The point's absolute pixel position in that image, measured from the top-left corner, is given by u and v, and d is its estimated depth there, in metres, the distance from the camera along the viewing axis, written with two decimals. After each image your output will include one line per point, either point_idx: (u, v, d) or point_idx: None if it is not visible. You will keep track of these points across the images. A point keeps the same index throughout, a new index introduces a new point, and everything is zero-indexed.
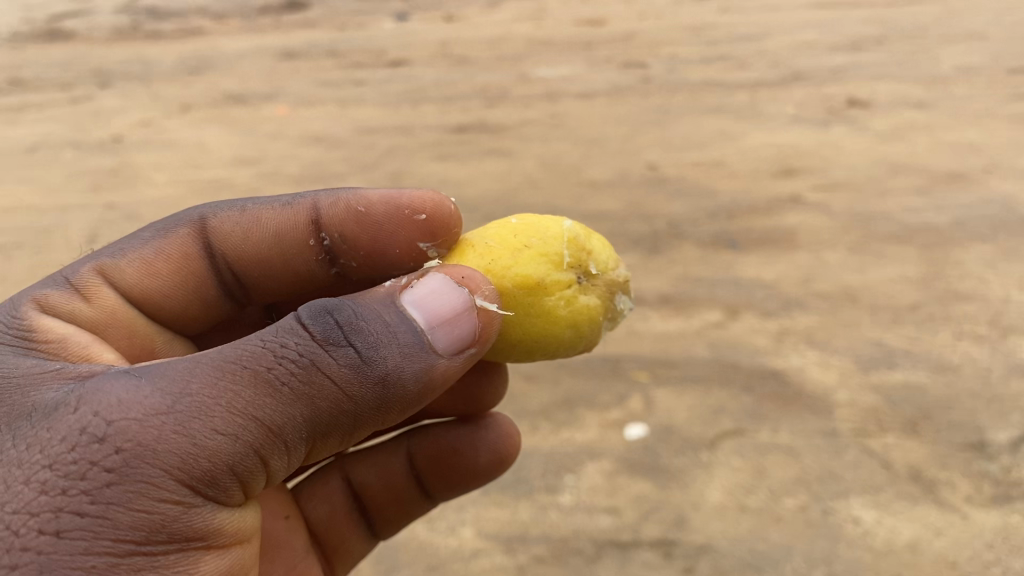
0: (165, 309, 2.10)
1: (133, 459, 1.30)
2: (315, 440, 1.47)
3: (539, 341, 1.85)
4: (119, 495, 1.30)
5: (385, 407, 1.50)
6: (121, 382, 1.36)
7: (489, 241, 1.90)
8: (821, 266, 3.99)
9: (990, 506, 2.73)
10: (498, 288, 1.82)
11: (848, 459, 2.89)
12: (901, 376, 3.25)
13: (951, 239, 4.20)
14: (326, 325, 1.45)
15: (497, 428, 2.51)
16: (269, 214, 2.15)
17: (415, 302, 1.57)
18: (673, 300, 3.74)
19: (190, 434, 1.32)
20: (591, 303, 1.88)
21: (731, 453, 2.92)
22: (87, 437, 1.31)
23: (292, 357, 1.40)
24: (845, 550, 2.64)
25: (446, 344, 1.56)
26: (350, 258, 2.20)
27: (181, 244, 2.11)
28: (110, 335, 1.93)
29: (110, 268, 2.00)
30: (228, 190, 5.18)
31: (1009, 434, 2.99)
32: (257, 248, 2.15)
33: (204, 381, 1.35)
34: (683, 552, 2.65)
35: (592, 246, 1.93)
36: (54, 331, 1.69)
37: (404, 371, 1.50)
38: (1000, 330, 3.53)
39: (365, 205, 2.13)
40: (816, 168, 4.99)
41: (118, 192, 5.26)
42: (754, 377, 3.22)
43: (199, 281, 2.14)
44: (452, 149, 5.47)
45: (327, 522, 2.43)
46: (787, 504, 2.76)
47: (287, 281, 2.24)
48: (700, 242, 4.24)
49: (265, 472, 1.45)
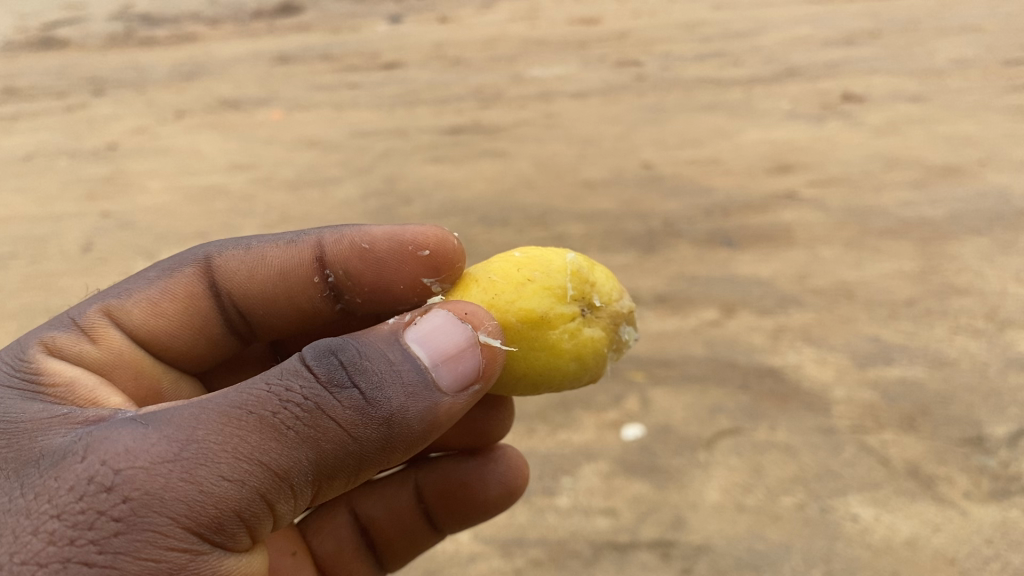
0: (171, 348, 2.06)
1: (141, 508, 1.26)
2: (322, 483, 1.44)
3: (541, 374, 1.83)
4: (127, 545, 1.25)
5: (391, 447, 1.46)
6: (128, 430, 1.33)
7: (492, 276, 1.89)
8: (818, 263, 3.99)
9: (990, 501, 2.71)
10: (501, 322, 1.80)
11: (846, 457, 2.87)
12: (898, 372, 3.24)
13: (947, 232, 4.19)
14: (330, 366, 1.42)
15: (505, 460, 2.49)
16: (274, 252, 2.12)
17: (419, 339, 1.54)
18: (669, 299, 3.74)
19: (197, 482, 1.29)
20: (595, 335, 1.87)
21: (728, 452, 2.90)
22: (95, 487, 1.27)
23: (297, 400, 1.37)
24: (844, 549, 2.60)
25: (450, 381, 1.54)
26: (354, 295, 2.17)
27: (187, 284, 2.07)
28: (119, 377, 1.89)
29: (117, 309, 1.95)
30: (223, 196, 5.16)
31: (1007, 428, 2.98)
32: (262, 286, 2.11)
33: (211, 427, 1.32)
34: (681, 553, 2.62)
35: (595, 277, 1.92)
36: (61, 373, 1.64)
37: (409, 411, 1.47)
38: (997, 323, 3.52)
39: (369, 241, 2.10)
40: (811, 164, 4.98)
41: (113, 200, 5.25)
42: (751, 376, 3.22)
43: (205, 320, 2.10)
44: (447, 151, 5.46)
45: (334, 557, 2.39)
46: (785, 503, 2.74)
47: (293, 318, 2.21)
48: (696, 240, 4.24)
49: (272, 517, 1.42)
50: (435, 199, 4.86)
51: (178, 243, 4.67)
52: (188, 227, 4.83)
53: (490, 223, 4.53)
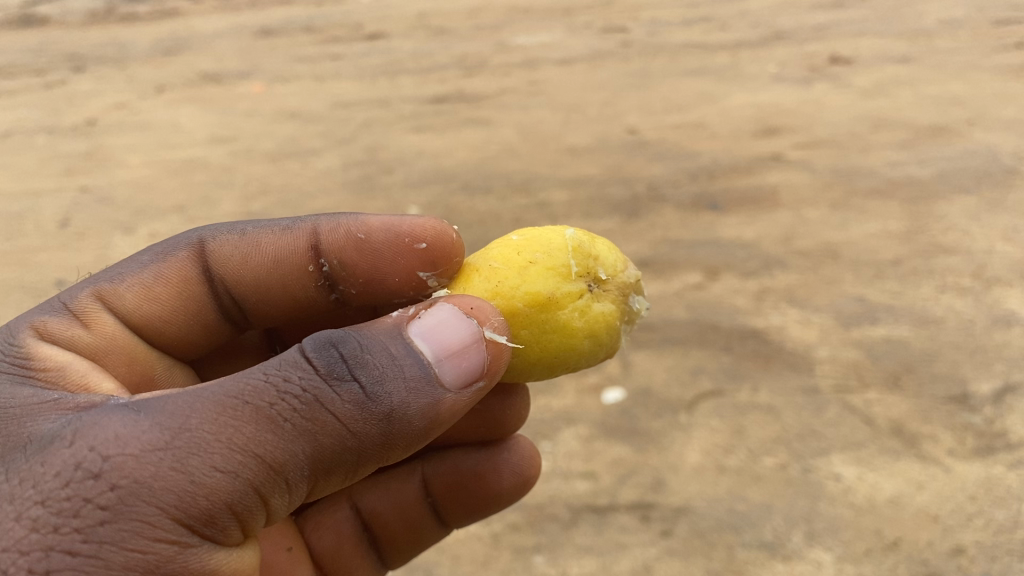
0: (164, 333, 1.90)
1: (129, 496, 1.14)
2: (318, 479, 1.30)
3: (556, 356, 1.67)
4: (113, 535, 1.13)
5: (390, 443, 1.33)
6: (119, 416, 1.21)
7: (492, 263, 1.72)
8: (803, 224, 3.94)
9: (974, 458, 2.66)
10: (508, 310, 1.64)
11: (829, 416, 2.82)
12: (883, 331, 3.20)
13: (934, 192, 4.14)
14: (330, 358, 1.29)
15: (519, 450, 2.30)
16: (268, 239, 1.93)
17: (423, 333, 1.41)
18: (652, 264, 3.70)
19: (188, 471, 1.17)
20: (606, 310, 1.71)
21: (709, 414, 2.86)
22: (81, 473, 1.15)
23: (296, 391, 1.24)
24: (826, 508, 2.53)
25: (454, 378, 1.41)
26: (349, 285, 1.99)
27: (181, 268, 1.90)
28: (111, 362, 1.74)
29: (110, 293, 1.80)
30: (202, 169, 5.09)
31: (992, 384, 2.94)
32: (254, 274, 1.93)
33: (205, 416, 1.20)
34: (661, 515, 2.54)
35: (597, 250, 1.75)
36: (52, 358, 1.52)
37: (409, 406, 1.33)
38: (983, 281, 3.47)
39: (366, 231, 1.92)
40: (798, 126, 4.91)
41: (91, 175, 5.18)
42: (733, 338, 3.18)
43: (198, 306, 1.93)
44: (429, 120, 5.38)
45: (332, 554, 2.17)
46: (766, 463, 2.68)
47: (286, 310, 2.03)
48: (680, 204, 4.18)
49: (265, 512, 1.29)
50: (417, 168, 4.79)
51: (156, 217, 4.59)
52: (166, 201, 4.76)
53: (471, 191, 4.47)
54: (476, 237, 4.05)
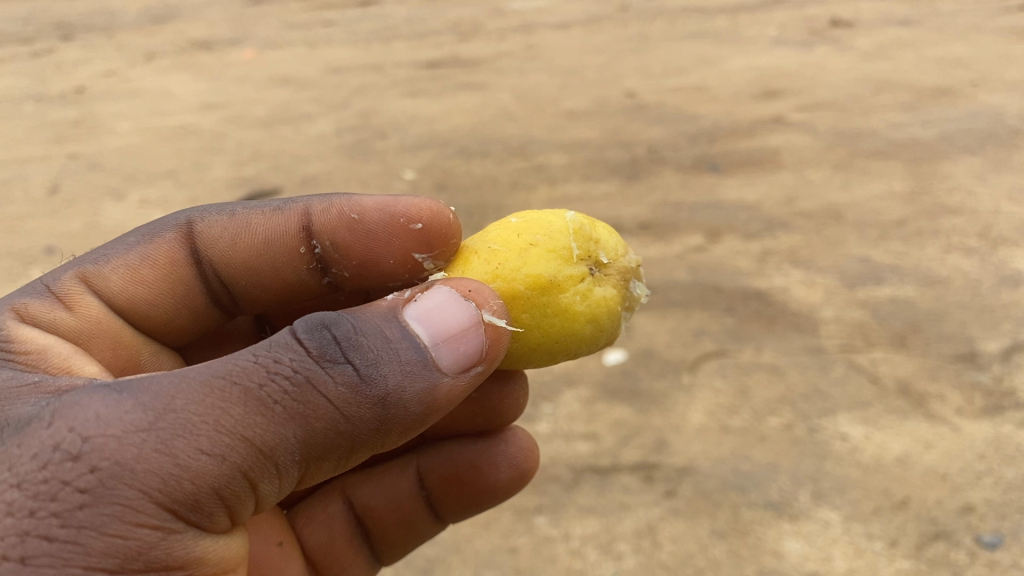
0: (150, 318, 1.76)
1: (110, 479, 1.05)
2: (309, 464, 1.21)
3: (558, 342, 1.52)
4: (93, 519, 1.04)
5: (384, 429, 1.23)
6: (100, 394, 1.11)
7: (491, 245, 1.59)
8: (806, 185, 3.88)
9: (982, 417, 2.60)
10: (508, 294, 1.51)
11: (835, 376, 2.77)
12: (889, 292, 3.14)
13: (938, 152, 4.07)
14: (322, 340, 1.19)
15: (515, 442, 2.09)
16: (259, 220, 1.79)
17: (419, 316, 1.30)
18: (653, 226, 3.63)
19: (172, 454, 1.07)
20: (609, 295, 1.56)
21: (712, 375, 2.80)
22: (60, 455, 1.06)
23: (286, 372, 1.15)
24: (833, 468, 2.47)
25: (451, 362, 1.29)
26: (342, 268, 1.84)
27: (168, 250, 1.77)
28: (94, 346, 1.63)
29: (94, 274, 1.68)
30: (193, 135, 5.00)
31: (1000, 343, 2.88)
32: (243, 256, 1.79)
33: (192, 397, 1.10)
34: (664, 475, 2.48)
35: (598, 233, 1.62)
36: (33, 341, 1.42)
37: (405, 391, 1.23)
38: (990, 241, 3.41)
39: (359, 211, 1.77)
40: (799, 88, 4.83)
41: (81, 142, 5.08)
42: (736, 300, 3.13)
43: (187, 290, 1.79)
44: (424, 85, 5.29)
45: (325, 551, 2.01)
46: (771, 423, 2.62)
47: (278, 295, 1.88)
48: (681, 166, 4.11)
49: (254, 498, 1.19)
50: (412, 133, 4.70)
51: (147, 183, 4.50)
52: (158, 166, 4.67)
53: (467, 155, 4.39)
54: (472, 200, 3.97)
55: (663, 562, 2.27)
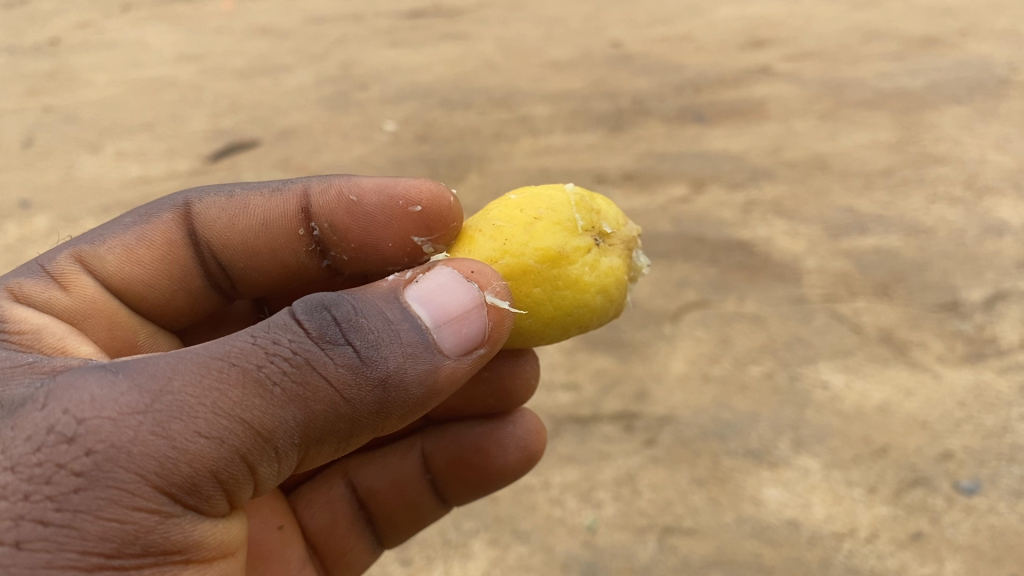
0: (147, 300, 1.66)
1: (106, 462, 1.00)
2: (310, 448, 1.15)
3: (570, 316, 1.45)
4: (88, 503, 0.99)
5: (385, 413, 1.17)
6: (97, 375, 1.05)
7: (495, 222, 1.49)
8: (791, 136, 3.84)
9: (963, 365, 2.60)
10: (517, 270, 1.42)
11: (817, 325, 2.75)
12: (873, 242, 3.12)
13: (925, 102, 4.03)
14: (322, 321, 1.13)
15: (524, 423, 2.00)
16: (257, 200, 1.68)
17: (420, 298, 1.22)
18: (636, 177, 3.59)
19: (169, 436, 1.02)
20: (615, 265, 1.50)
21: (694, 324, 2.79)
22: (54, 438, 1.00)
23: (284, 354, 1.09)
24: (813, 416, 2.47)
25: (453, 344, 1.22)
26: (340, 251, 1.71)
27: (165, 231, 1.66)
28: (90, 327, 1.54)
29: (89, 255, 1.59)
30: (171, 87, 4.90)
31: (983, 292, 2.87)
32: (240, 238, 1.68)
33: (189, 378, 1.04)
34: (644, 425, 2.47)
35: (599, 203, 1.54)
36: (28, 321, 1.35)
37: (405, 372, 1.16)
38: (975, 191, 3.39)
39: (358, 193, 1.66)
40: (786, 38, 4.77)
41: (55, 94, 4.96)
42: (720, 250, 3.11)
43: (185, 272, 1.69)
44: (406, 35, 5.20)
45: (326, 534, 1.92)
46: (752, 372, 2.61)
47: (277, 278, 1.76)
48: (665, 117, 4.06)
49: (253, 481, 1.13)
50: (393, 84, 4.63)
51: (125, 136, 4.41)
52: (135, 119, 4.58)
53: (449, 106, 4.33)
54: (455, 152, 3.92)
55: (642, 509, 2.26)
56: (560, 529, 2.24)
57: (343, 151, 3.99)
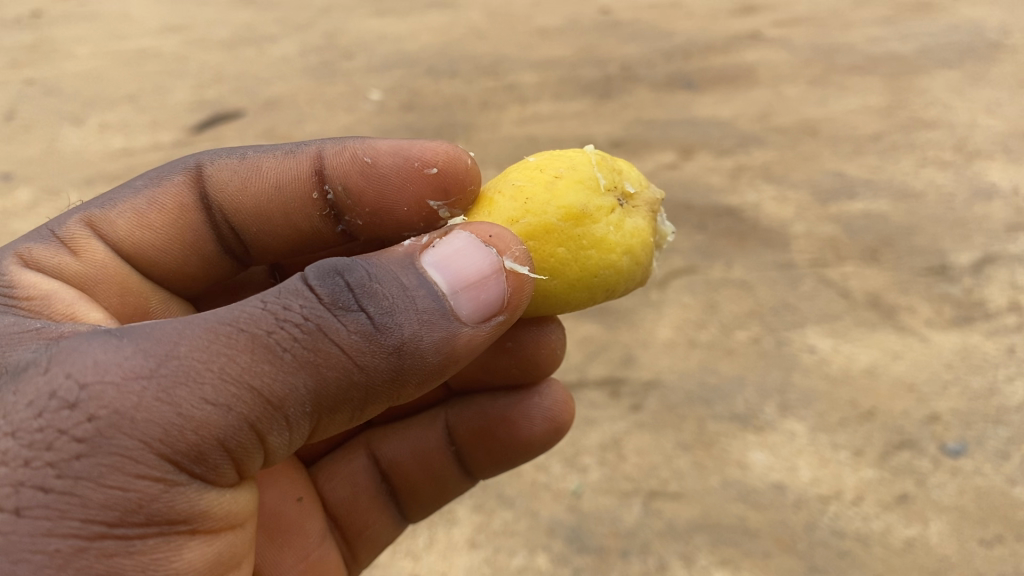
0: (159, 265, 1.59)
1: (108, 428, 0.96)
2: (322, 416, 1.10)
3: (597, 277, 1.36)
4: (90, 469, 0.96)
5: (399, 381, 1.11)
6: (100, 340, 1.01)
7: (514, 182, 1.41)
8: (781, 101, 3.80)
9: (951, 328, 2.58)
10: (540, 228, 1.34)
11: (804, 290, 2.74)
12: (861, 206, 3.10)
13: (916, 67, 3.99)
14: (334, 286, 1.08)
15: (552, 395, 1.88)
16: (270, 163, 1.59)
17: (436, 262, 1.16)
18: (624, 144, 3.55)
19: (174, 403, 0.98)
20: (640, 226, 1.42)
21: (681, 291, 2.77)
22: (57, 403, 0.97)
23: (295, 320, 1.04)
24: (800, 379, 2.46)
25: (470, 312, 1.15)
26: (355, 216, 1.62)
27: (177, 194, 1.59)
28: (100, 293, 1.47)
29: (100, 219, 1.52)
30: (155, 59, 4.84)
31: (972, 255, 2.85)
32: (253, 202, 1.60)
33: (195, 343, 1.00)
34: (630, 390, 2.46)
35: (618, 166, 1.48)
36: (36, 286, 1.29)
37: (422, 341, 1.11)
38: (965, 155, 3.36)
39: (373, 155, 1.57)
40: (777, 5, 4.72)
41: (37, 67, 4.89)
42: (708, 217, 3.08)
43: (199, 238, 1.61)
44: (393, 5, 5.14)
45: (348, 507, 1.87)
46: (739, 337, 2.60)
47: (292, 245, 1.68)
48: (654, 83, 4.01)
49: (264, 450, 1.09)
50: (380, 53, 4.57)
51: (107, 108, 4.36)
52: (118, 91, 4.52)
53: (436, 75, 4.28)
54: (441, 120, 3.88)
55: (628, 474, 2.25)
56: (545, 494, 2.23)
57: (328, 121, 3.96)
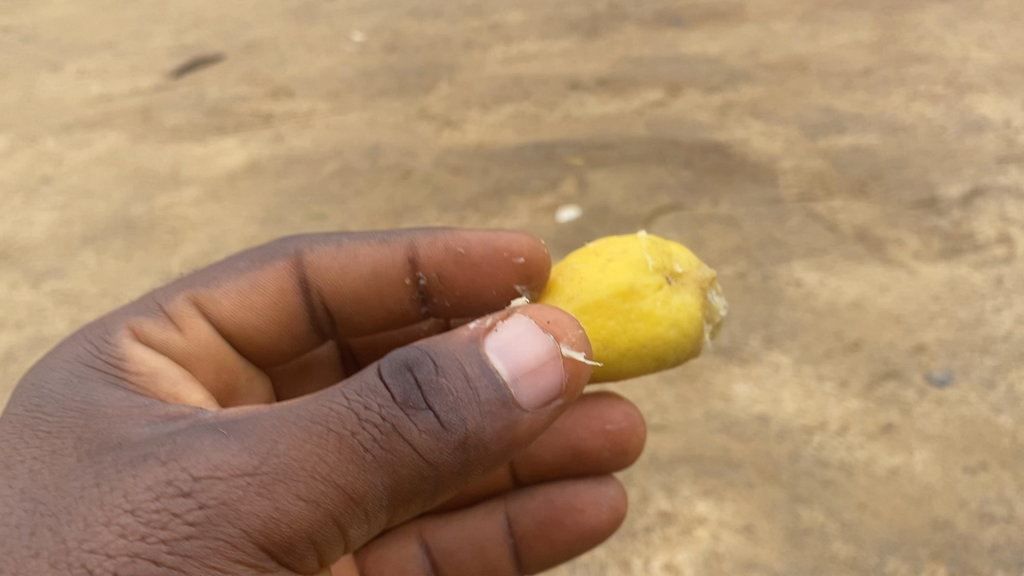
0: (250, 343, 1.50)
1: (215, 517, 0.91)
2: (398, 507, 1.03)
3: (644, 350, 1.32)
4: (197, 551, 0.90)
5: (466, 471, 1.02)
6: (210, 435, 0.96)
7: (571, 266, 1.41)
8: (769, 37, 3.73)
9: (939, 260, 2.55)
10: (586, 306, 1.32)
11: (792, 225, 2.70)
12: (851, 140, 3.06)
13: (907, 2, 3.92)
14: (406, 383, 0.97)
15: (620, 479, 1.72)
16: (368, 250, 1.50)
17: (498, 347, 1.00)
18: (611, 82, 3.48)
19: (273, 497, 0.93)
20: (689, 302, 1.36)
21: (667, 228, 2.73)
22: (168, 491, 0.92)
23: (375, 420, 0.95)
24: (786, 313, 2.43)
25: (529, 403, 1.01)
26: (444, 298, 1.54)
27: (277, 279, 1.48)
28: (199, 369, 1.36)
29: (208, 297, 1.41)
30: (132, 6, 4.75)
31: (962, 187, 2.81)
32: (347, 286, 1.51)
33: (293, 441, 0.94)
34: None
35: (672, 248, 1.43)
36: (145, 362, 1.19)
37: (485, 431, 0.99)
38: (956, 88, 3.30)
39: (465, 246, 1.49)
40: None
41: (11, 14, 4.77)
42: (695, 153, 3.03)
43: (291, 316, 1.52)
44: None
45: None
46: (724, 273, 2.57)
47: (379, 325, 1.60)
48: (641, 21, 3.94)
49: (343, 539, 1.03)
50: None
51: (83, 54, 4.26)
52: (94, 37, 4.43)
53: (419, 16, 4.19)
54: (424, 60, 3.82)
55: None
56: None
57: (309, 63, 3.89)
